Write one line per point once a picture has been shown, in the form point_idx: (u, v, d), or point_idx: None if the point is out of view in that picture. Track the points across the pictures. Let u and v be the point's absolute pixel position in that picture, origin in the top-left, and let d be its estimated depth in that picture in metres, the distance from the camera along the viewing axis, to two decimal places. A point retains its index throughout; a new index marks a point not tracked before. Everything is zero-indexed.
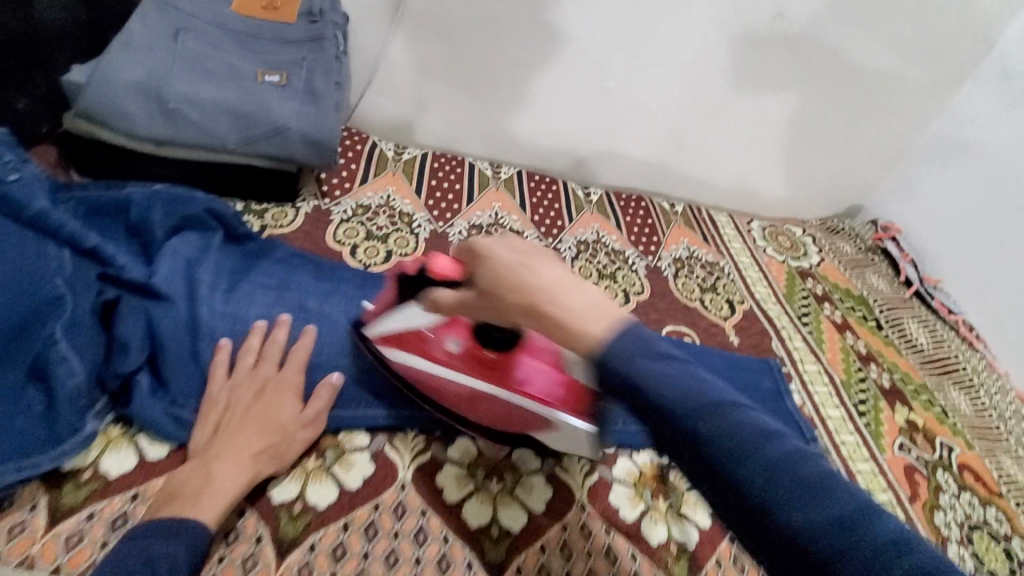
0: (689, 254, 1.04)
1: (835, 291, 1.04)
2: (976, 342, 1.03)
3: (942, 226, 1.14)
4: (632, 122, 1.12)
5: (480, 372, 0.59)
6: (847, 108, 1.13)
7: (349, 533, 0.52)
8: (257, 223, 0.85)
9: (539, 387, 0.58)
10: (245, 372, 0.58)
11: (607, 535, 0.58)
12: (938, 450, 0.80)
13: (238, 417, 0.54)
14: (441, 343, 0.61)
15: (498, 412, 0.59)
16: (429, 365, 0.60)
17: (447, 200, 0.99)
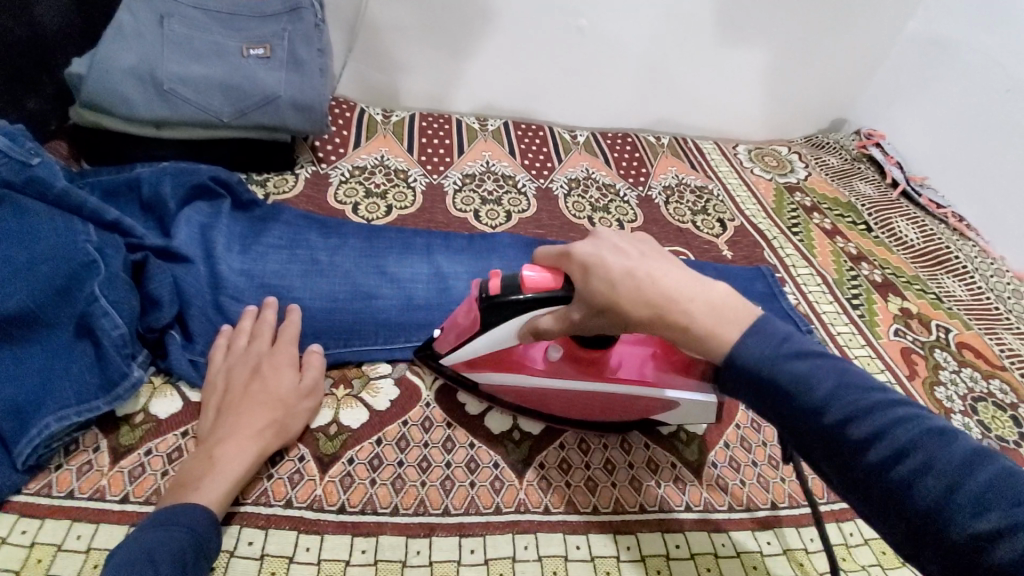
0: (678, 180, 1.06)
1: (824, 202, 1.06)
2: (967, 231, 1.04)
3: (926, 126, 1.15)
4: (611, 60, 1.14)
5: (580, 372, 0.57)
6: (822, 21, 1.14)
7: (383, 446, 0.57)
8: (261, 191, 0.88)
9: (637, 372, 0.58)
10: (241, 348, 0.59)
11: (621, 429, 0.62)
12: (934, 332, 0.83)
13: (236, 390, 0.55)
14: (539, 354, 0.59)
15: (579, 409, 0.59)
16: (526, 379, 0.59)
17: (439, 155, 1.02)
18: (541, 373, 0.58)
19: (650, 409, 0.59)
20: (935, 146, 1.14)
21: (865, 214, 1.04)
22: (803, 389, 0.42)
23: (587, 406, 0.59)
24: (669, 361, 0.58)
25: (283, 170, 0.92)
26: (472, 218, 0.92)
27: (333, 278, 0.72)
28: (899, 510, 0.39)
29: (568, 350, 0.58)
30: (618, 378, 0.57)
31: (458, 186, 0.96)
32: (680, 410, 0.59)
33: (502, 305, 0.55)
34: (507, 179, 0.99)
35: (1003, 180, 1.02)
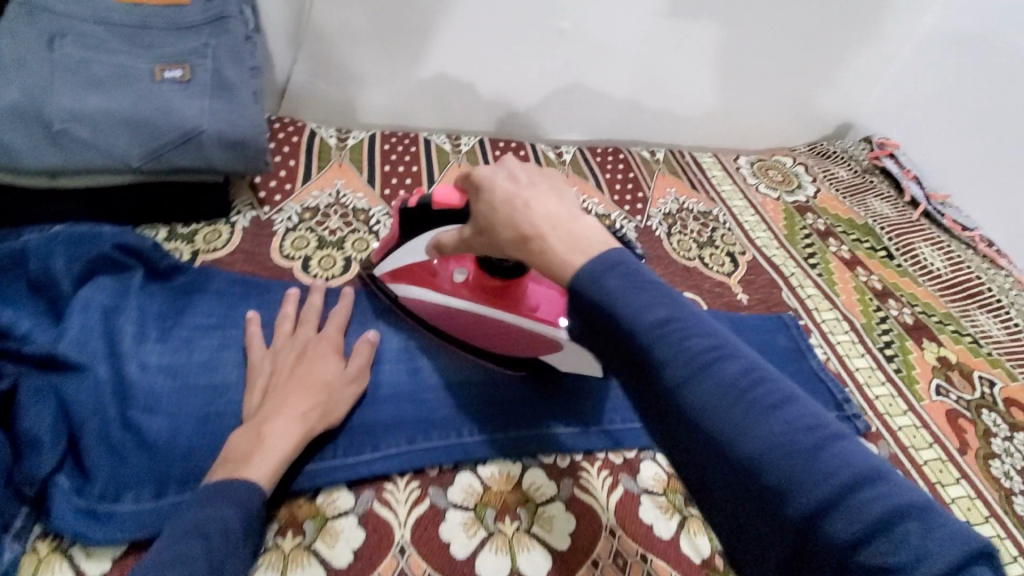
0: (679, 205, 0.94)
1: (838, 224, 0.96)
2: (998, 258, 0.95)
3: (945, 136, 1.06)
4: (597, 63, 0.99)
5: (486, 300, 0.59)
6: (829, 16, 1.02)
7: None
8: (187, 250, 0.71)
9: (545, 310, 0.59)
10: (283, 337, 0.58)
11: (643, 562, 0.52)
12: (978, 388, 0.74)
13: (278, 375, 0.53)
14: (449, 274, 0.61)
15: (482, 337, 0.61)
16: (436, 296, 0.61)
17: (405, 186, 0.87)
18: (448, 292, 0.60)
19: (542, 346, 0.59)
20: (955, 160, 1.04)
21: (885, 240, 0.94)
22: (683, 368, 0.33)
23: (488, 322, 0.59)
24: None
25: (218, 217, 0.76)
26: None
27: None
28: (787, 547, 0.30)
29: (475, 274, 0.60)
30: (525, 313, 0.58)
31: None
32: (570, 354, 0.58)
33: (417, 220, 0.57)
34: None
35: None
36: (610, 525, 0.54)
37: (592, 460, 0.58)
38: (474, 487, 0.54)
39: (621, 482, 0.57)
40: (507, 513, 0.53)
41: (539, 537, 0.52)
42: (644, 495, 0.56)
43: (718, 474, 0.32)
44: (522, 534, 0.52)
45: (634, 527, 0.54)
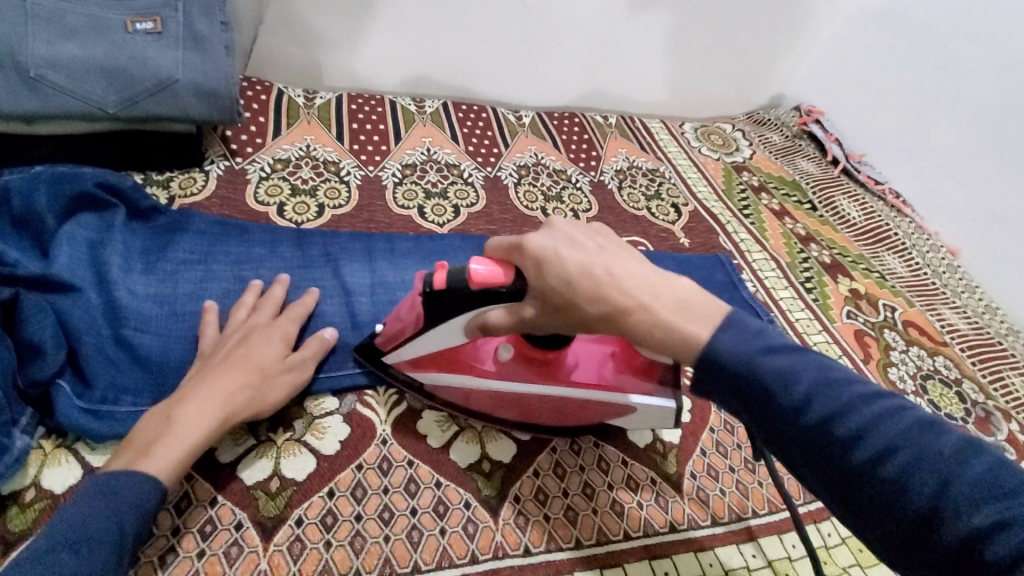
0: (629, 163, 1.03)
1: (770, 180, 1.06)
2: (903, 208, 1.07)
3: (863, 101, 1.17)
4: (556, 31, 1.06)
5: (532, 372, 0.54)
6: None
7: (337, 499, 0.50)
8: (163, 195, 0.75)
9: (595, 372, 0.55)
10: (240, 320, 0.57)
11: (596, 447, 0.58)
12: (882, 312, 0.85)
13: (216, 358, 0.52)
14: (490, 352, 0.56)
15: (528, 415, 0.57)
16: (477, 382, 0.55)
17: (374, 143, 0.91)
18: (491, 379, 0.55)
19: (607, 413, 0.56)
20: (871, 123, 1.16)
21: (809, 193, 1.05)
22: (725, 341, 0.41)
23: (538, 398, 0.55)
24: (628, 364, 0.56)
25: (193, 166, 0.79)
26: (418, 216, 0.83)
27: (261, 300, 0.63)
28: (846, 477, 0.36)
29: (519, 352, 0.55)
30: (574, 382, 0.54)
31: (398, 180, 0.87)
32: (637, 415, 0.56)
33: (451, 303, 0.50)
34: (451, 168, 0.91)
35: (939, 155, 1.05)
36: None
37: None
38: None
39: None
40: None
41: (506, 429, 0.58)
42: None
43: (772, 423, 0.39)
44: (490, 428, 0.58)
45: None
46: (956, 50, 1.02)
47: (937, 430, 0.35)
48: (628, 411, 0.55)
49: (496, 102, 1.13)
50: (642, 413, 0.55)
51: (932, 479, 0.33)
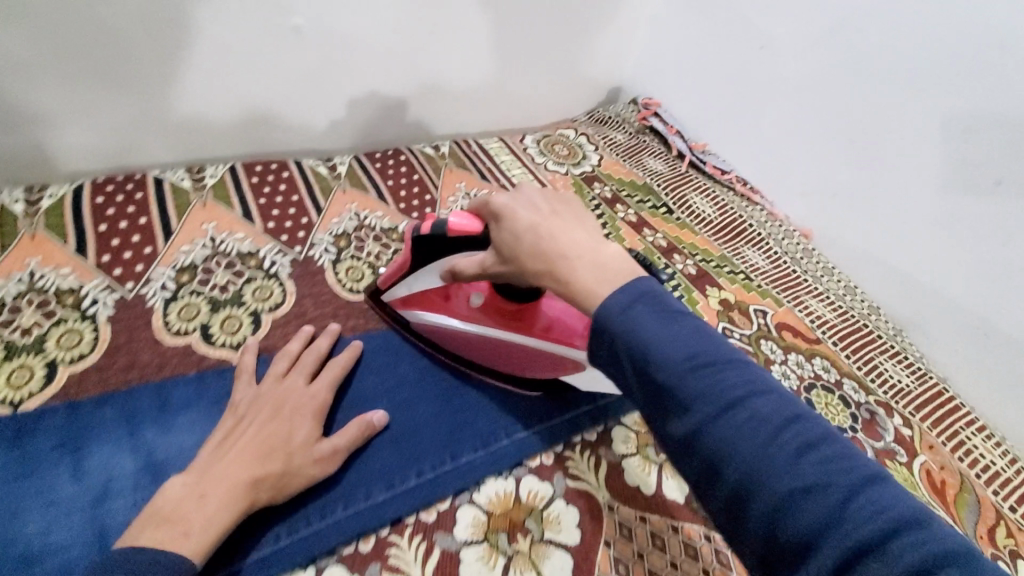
0: (538, 185, 1.05)
1: (622, 188, 1.08)
2: (752, 196, 1.08)
3: (691, 88, 1.18)
4: (335, 73, 0.96)
5: (501, 320, 0.64)
6: (627, 16, 1.21)
7: None
8: (41, 361, 0.61)
9: (566, 332, 0.63)
10: (271, 382, 0.59)
11: (645, 522, 0.58)
12: (805, 289, 0.92)
13: (247, 421, 0.54)
14: (466, 298, 0.67)
15: (505, 360, 0.66)
16: (452, 321, 0.67)
17: (291, 216, 0.83)
18: (465, 315, 0.66)
19: (566, 369, 0.64)
20: (706, 110, 1.17)
21: (701, 185, 1.09)
22: (696, 399, 0.36)
23: (493, 339, 0.65)
24: (589, 329, 0.62)
25: (69, 313, 0.65)
26: (372, 297, 0.76)
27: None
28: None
29: (490, 297, 0.65)
30: (538, 333, 0.63)
31: (336, 256, 0.79)
32: (588, 373, 0.63)
33: (429, 245, 0.62)
34: (389, 234, 0.86)
35: (766, 135, 1.06)
36: (607, 501, 0.59)
37: (573, 446, 0.64)
38: (480, 516, 0.56)
39: (604, 458, 0.63)
40: (517, 530, 0.55)
41: (552, 538, 0.55)
42: (624, 461, 0.64)
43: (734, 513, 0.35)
44: (537, 545, 0.55)
45: (626, 493, 0.60)
46: (765, 27, 1.02)
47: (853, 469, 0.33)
48: (581, 368, 0.63)
49: (366, 146, 1.09)
50: (590, 376, 0.63)
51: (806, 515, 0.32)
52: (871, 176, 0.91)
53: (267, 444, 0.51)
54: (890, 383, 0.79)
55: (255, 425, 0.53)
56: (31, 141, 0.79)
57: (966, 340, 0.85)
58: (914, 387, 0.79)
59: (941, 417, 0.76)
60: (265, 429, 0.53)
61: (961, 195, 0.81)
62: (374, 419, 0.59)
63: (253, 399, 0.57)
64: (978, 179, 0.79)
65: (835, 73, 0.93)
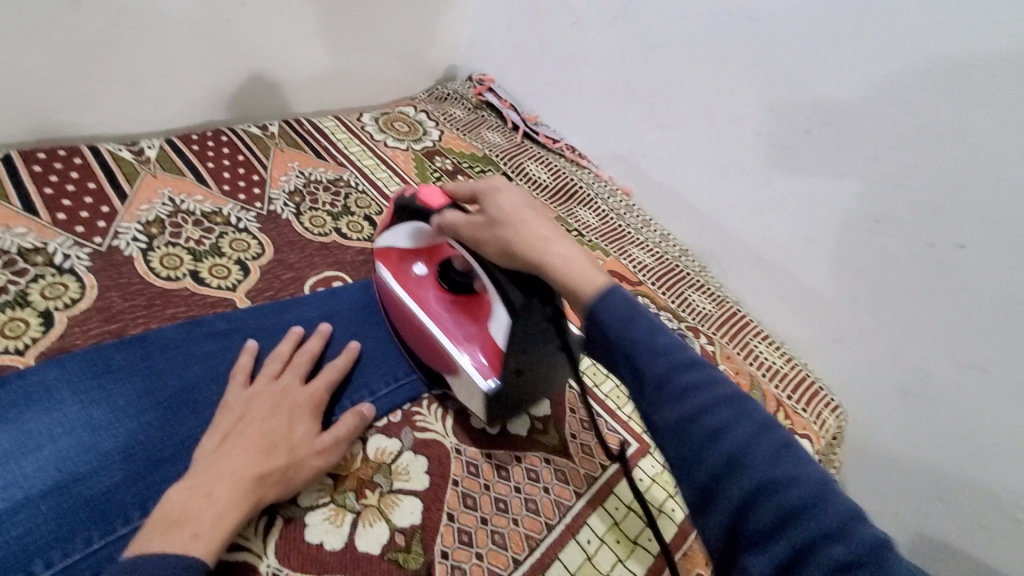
0: (376, 160, 1.04)
1: (463, 160, 1.11)
2: (580, 160, 1.18)
3: (519, 63, 1.25)
4: (129, 51, 0.87)
5: (434, 303, 0.66)
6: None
7: None
8: None
9: (468, 338, 0.62)
10: (263, 382, 0.57)
11: (490, 458, 0.63)
12: (627, 238, 1.03)
13: (245, 419, 0.53)
14: (417, 274, 0.68)
15: (422, 341, 0.65)
16: (394, 288, 0.68)
17: (88, 207, 0.74)
18: (408, 286, 0.67)
19: (443, 365, 0.64)
20: (534, 85, 1.24)
21: (536, 153, 1.16)
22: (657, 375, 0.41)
23: (418, 319, 0.65)
24: (455, 305, 0.65)
25: None
26: (193, 283, 0.70)
27: (34, 487, 0.49)
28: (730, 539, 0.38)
29: (438, 281, 0.67)
30: (447, 320, 0.64)
31: (146, 245, 0.72)
32: (460, 379, 0.62)
33: (405, 214, 0.65)
34: (211, 218, 0.79)
35: (586, 106, 1.16)
36: (454, 445, 0.63)
37: (421, 402, 0.66)
38: (326, 481, 0.56)
39: (450, 408, 0.67)
40: (364, 488, 0.56)
41: (400, 488, 0.57)
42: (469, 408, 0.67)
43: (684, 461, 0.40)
44: (387, 496, 0.56)
45: (471, 435, 0.64)
46: (572, 6, 1.11)
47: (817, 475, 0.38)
48: (451, 371, 0.63)
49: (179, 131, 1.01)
50: (466, 385, 0.62)
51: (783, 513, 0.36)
52: (670, 139, 1.05)
53: (267, 440, 0.51)
54: (695, 310, 0.93)
55: (253, 418, 0.53)
56: None
57: (754, 269, 1.00)
58: (714, 311, 0.94)
59: (733, 331, 0.92)
60: (266, 423, 0.53)
61: (733, 148, 0.97)
62: (366, 411, 0.59)
63: (245, 398, 0.55)
64: (744, 133, 0.95)
65: (634, 48, 1.05)
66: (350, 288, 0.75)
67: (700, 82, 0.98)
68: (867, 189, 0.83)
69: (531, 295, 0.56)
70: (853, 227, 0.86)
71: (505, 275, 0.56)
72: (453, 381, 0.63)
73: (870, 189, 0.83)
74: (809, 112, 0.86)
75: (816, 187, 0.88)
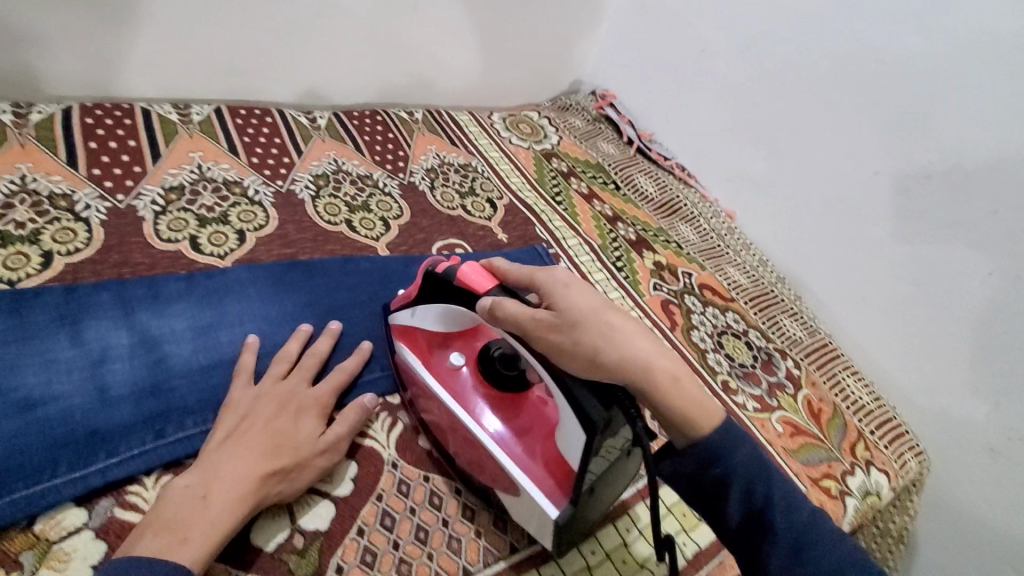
0: (499, 153, 1.15)
1: (577, 165, 1.20)
2: (689, 180, 1.24)
3: (643, 84, 1.32)
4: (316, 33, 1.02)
5: (482, 399, 0.59)
6: (590, 17, 1.34)
7: (368, 535, 0.54)
8: (32, 251, 0.65)
9: (542, 456, 0.54)
10: (269, 383, 0.58)
11: None
12: (724, 256, 1.07)
13: (250, 419, 0.54)
14: (448, 366, 0.61)
15: (455, 438, 0.58)
16: (427, 376, 0.61)
17: (273, 156, 0.90)
18: (440, 375, 0.61)
19: (501, 480, 0.55)
20: (656, 104, 1.31)
21: (646, 168, 1.23)
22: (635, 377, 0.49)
23: (448, 410, 0.58)
24: (509, 407, 0.58)
25: (62, 214, 0.69)
26: (347, 229, 0.84)
27: (224, 355, 0.62)
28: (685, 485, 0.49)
29: (474, 372, 0.61)
30: (513, 428, 0.57)
31: (314, 192, 0.87)
32: (520, 497, 0.54)
33: (436, 293, 0.60)
34: (364, 180, 0.93)
35: (702, 130, 1.22)
36: None
37: None
38: None
39: None
40: None
41: None
42: None
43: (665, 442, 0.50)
44: None
45: None
46: (704, 34, 1.17)
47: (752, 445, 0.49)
48: (515, 490, 0.54)
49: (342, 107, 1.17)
50: (528, 503, 0.53)
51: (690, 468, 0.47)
52: (782, 169, 1.08)
53: (274, 440, 0.52)
54: (786, 334, 0.95)
55: (257, 419, 0.53)
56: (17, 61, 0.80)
57: (852, 306, 1.01)
58: (805, 339, 0.95)
59: (821, 361, 0.92)
60: (271, 425, 0.53)
61: (845, 185, 0.99)
62: (370, 403, 0.60)
63: (252, 397, 0.56)
64: (862, 171, 0.96)
65: (762, 79, 1.09)
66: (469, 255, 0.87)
67: (823, 117, 1.00)
68: (984, 243, 0.83)
69: (613, 404, 0.49)
70: (964, 277, 0.85)
71: (581, 383, 0.50)
72: (497, 489, 0.56)
73: (988, 243, 0.82)
74: (933, 158, 0.87)
75: (928, 231, 0.88)
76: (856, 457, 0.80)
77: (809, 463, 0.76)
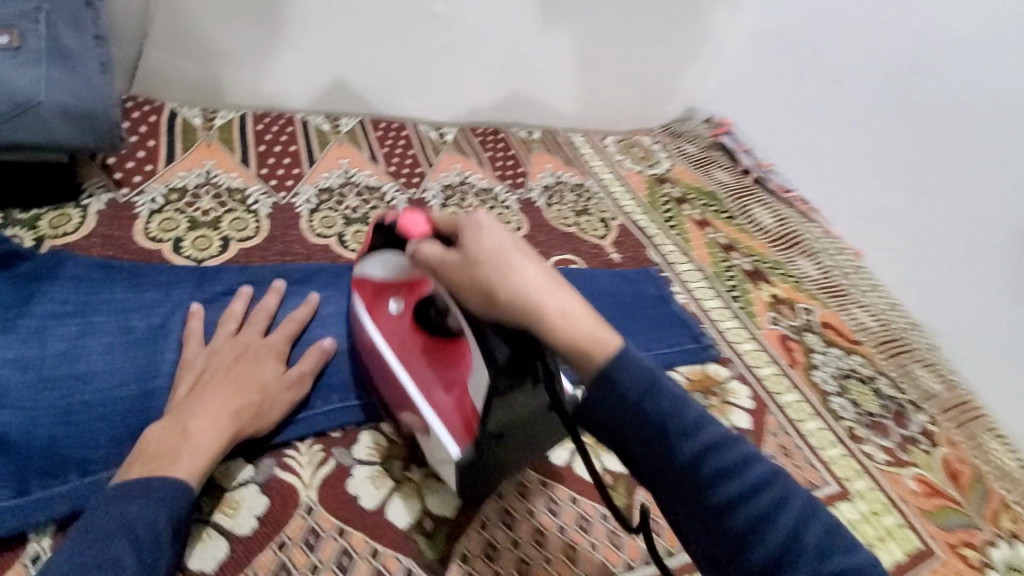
0: (611, 175, 1.17)
1: (689, 191, 1.18)
2: (810, 213, 1.18)
3: (765, 113, 1.29)
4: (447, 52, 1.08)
5: (421, 359, 0.61)
6: (712, 46, 1.33)
7: (489, 529, 0.60)
8: (214, 237, 0.76)
9: (453, 413, 0.57)
10: (222, 339, 0.62)
11: None
12: (847, 293, 1.01)
13: (210, 370, 0.58)
14: (388, 311, 0.64)
15: (382, 368, 0.63)
16: (374, 330, 0.64)
17: (408, 166, 0.98)
18: (381, 320, 0.64)
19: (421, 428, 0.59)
20: (777, 133, 1.27)
21: (764, 200, 1.19)
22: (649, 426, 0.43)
23: (386, 362, 0.62)
24: (436, 358, 0.61)
25: (237, 206, 0.80)
26: None
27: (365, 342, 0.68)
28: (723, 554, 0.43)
29: (411, 319, 0.63)
30: (433, 378, 0.59)
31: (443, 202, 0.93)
32: (434, 442, 0.58)
33: (389, 239, 0.61)
34: (486, 193, 0.99)
35: (829, 163, 1.16)
36: None
37: None
38: None
39: None
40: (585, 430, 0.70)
41: None
42: None
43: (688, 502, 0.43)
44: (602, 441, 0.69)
45: None
46: (837, 65, 1.13)
47: (800, 499, 0.43)
48: (428, 435, 0.58)
49: None
50: (436, 447, 0.57)
51: (762, 533, 0.41)
52: (920, 210, 1.01)
53: (240, 390, 0.56)
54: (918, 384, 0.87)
55: (218, 370, 0.58)
56: (211, 74, 0.95)
57: (1000, 362, 0.91)
58: (942, 393, 0.87)
59: (961, 418, 0.84)
60: (230, 372, 0.58)
61: (998, 231, 0.91)
62: (328, 347, 0.65)
63: (207, 354, 0.60)
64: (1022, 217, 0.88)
65: (906, 115, 1.02)
66: (583, 274, 0.89)
67: (977, 158, 0.93)
68: None
69: (520, 346, 0.51)
70: None
71: (496, 328, 0.51)
72: (422, 438, 0.61)
73: None
74: None
75: None
76: (1000, 527, 0.71)
77: (944, 528, 0.69)
